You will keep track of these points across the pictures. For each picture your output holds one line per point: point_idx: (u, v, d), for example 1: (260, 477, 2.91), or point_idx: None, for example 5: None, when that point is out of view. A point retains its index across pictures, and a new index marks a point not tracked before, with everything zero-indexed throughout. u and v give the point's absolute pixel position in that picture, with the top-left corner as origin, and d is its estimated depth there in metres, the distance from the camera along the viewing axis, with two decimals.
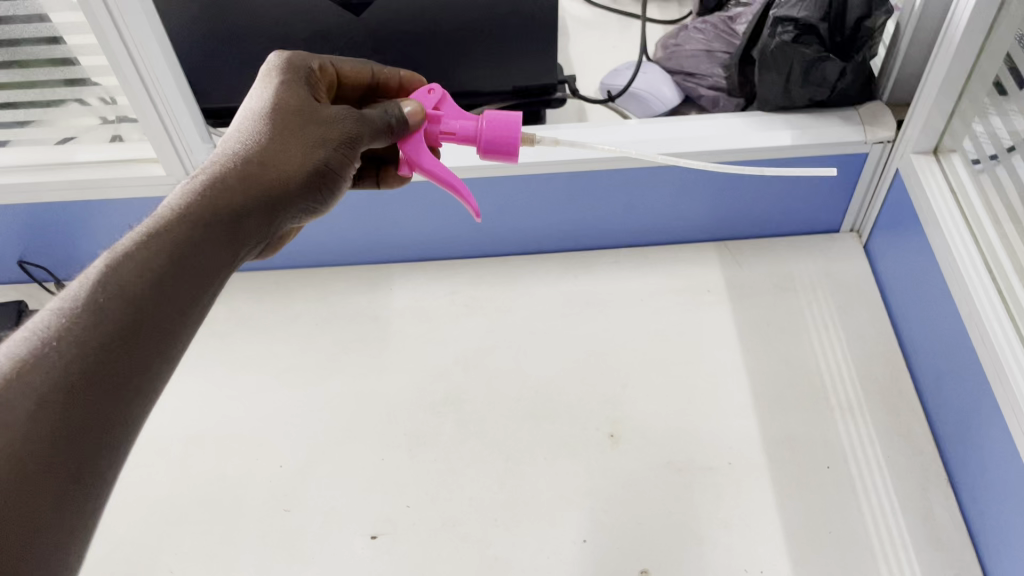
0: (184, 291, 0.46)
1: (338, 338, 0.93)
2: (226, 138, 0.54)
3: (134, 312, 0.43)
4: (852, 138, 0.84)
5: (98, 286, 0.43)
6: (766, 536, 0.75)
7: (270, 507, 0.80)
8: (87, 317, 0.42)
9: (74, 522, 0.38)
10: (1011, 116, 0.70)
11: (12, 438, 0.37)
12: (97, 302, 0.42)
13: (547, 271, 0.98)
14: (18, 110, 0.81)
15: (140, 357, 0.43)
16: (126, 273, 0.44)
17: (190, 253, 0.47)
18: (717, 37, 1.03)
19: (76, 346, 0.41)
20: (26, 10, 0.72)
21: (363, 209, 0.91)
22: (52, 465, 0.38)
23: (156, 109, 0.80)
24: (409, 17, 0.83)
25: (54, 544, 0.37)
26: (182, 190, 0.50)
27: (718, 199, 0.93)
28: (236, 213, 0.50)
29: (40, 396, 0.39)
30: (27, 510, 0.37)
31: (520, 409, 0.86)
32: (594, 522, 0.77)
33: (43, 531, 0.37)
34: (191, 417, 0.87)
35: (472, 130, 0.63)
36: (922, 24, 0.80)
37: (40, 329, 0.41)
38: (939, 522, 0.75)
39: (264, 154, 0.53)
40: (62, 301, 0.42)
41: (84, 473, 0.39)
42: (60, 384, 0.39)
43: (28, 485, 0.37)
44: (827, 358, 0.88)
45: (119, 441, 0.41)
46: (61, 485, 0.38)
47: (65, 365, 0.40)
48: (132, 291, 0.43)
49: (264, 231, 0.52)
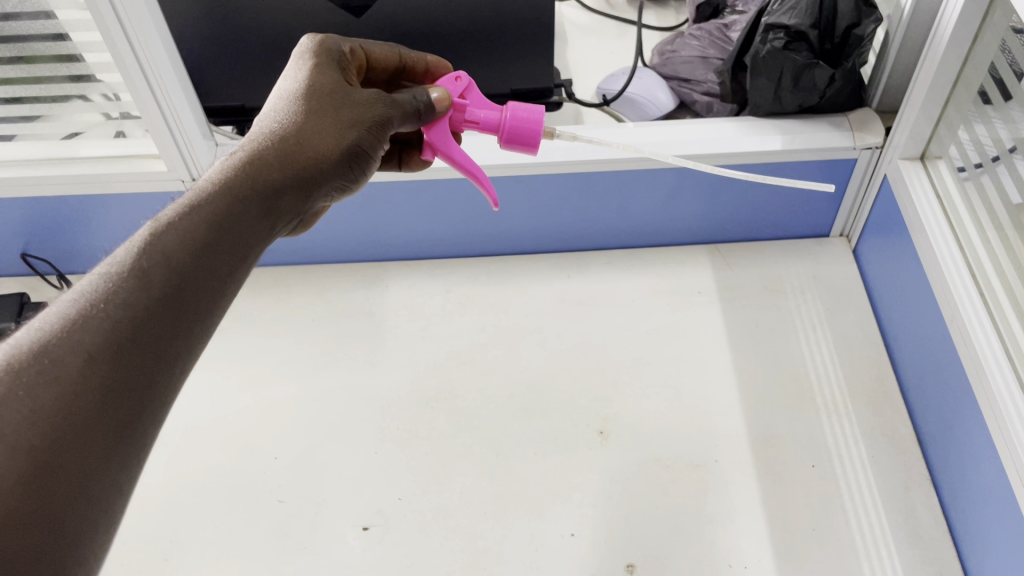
0: (224, 261, 0.47)
1: (334, 334, 0.94)
2: (262, 118, 0.56)
3: (178, 277, 0.45)
4: (842, 143, 0.86)
5: (143, 252, 0.44)
6: (751, 532, 0.76)
7: (264, 497, 0.81)
8: (134, 282, 0.43)
9: (119, 474, 0.40)
10: (994, 125, 0.72)
11: (61, 390, 0.39)
12: (142, 267, 0.44)
13: (541, 271, 1.00)
14: (23, 105, 0.83)
15: (183, 319, 0.44)
16: (170, 243, 0.45)
17: (233, 222, 0.49)
18: (711, 45, 1.05)
19: (122, 308, 0.42)
20: (32, 8, 0.74)
21: (361, 208, 0.93)
22: (100, 419, 0.40)
23: (158, 105, 0.81)
24: (407, 19, 0.85)
25: (101, 493, 0.39)
26: (223, 165, 0.51)
27: (709, 202, 0.94)
28: (274, 188, 0.52)
29: (90, 354, 0.40)
30: (74, 462, 0.38)
31: (511, 406, 0.87)
32: (582, 516, 0.78)
33: (91, 480, 0.39)
34: (188, 409, 0.88)
35: (492, 120, 0.65)
36: (909, 34, 0.82)
37: (87, 293, 0.42)
38: (921, 521, 0.76)
39: (300, 134, 0.55)
40: (109, 267, 0.44)
41: (129, 427, 0.41)
42: (108, 344, 0.41)
43: (78, 435, 0.39)
44: (815, 358, 0.89)
45: (161, 401, 0.43)
46: (107, 437, 0.40)
47: (114, 326, 0.41)
48: (176, 257, 0.45)
49: (298, 207, 0.54)
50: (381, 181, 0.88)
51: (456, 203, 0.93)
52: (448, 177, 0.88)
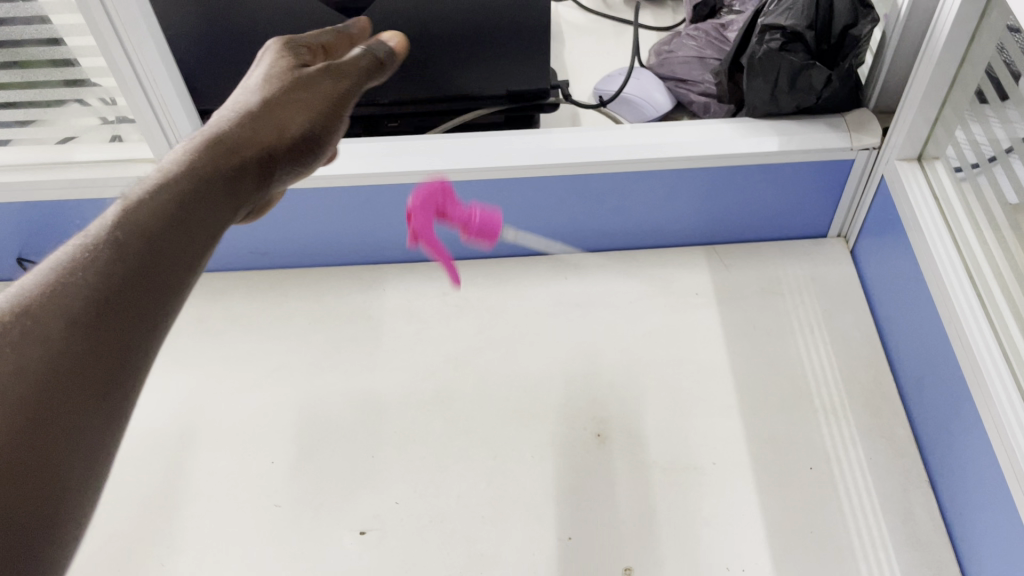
0: (199, 232, 0.47)
1: (331, 337, 0.94)
2: (226, 105, 0.56)
3: (154, 245, 0.44)
4: (839, 145, 0.86)
5: (118, 223, 0.44)
6: (748, 535, 0.76)
7: (261, 502, 0.81)
8: (109, 251, 0.43)
9: (104, 434, 0.39)
10: (991, 125, 0.71)
11: (41, 354, 0.38)
12: (117, 238, 0.44)
13: (538, 273, 1.00)
14: (17, 110, 0.83)
15: (163, 286, 0.44)
16: (143, 215, 0.45)
17: (205, 193, 0.49)
18: (708, 44, 1.05)
19: (99, 276, 0.42)
20: (27, 12, 0.74)
21: (357, 210, 0.93)
22: (81, 382, 0.39)
23: (148, 99, 0.82)
24: (403, 22, 0.85)
25: (87, 453, 0.38)
26: (192, 141, 0.52)
27: (706, 203, 0.94)
28: (244, 164, 0.52)
29: (71, 319, 0.40)
30: (58, 422, 0.38)
31: (509, 408, 0.87)
32: (579, 520, 0.78)
33: (77, 440, 0.38)
34: (185, 413, 0.88)
35: (461, 223, 0.82)
36: (906, 35, 0.81)
37: (63, 263, 0.42)
38: (919, 523, 0.76)
39: (265, 113, 0.55)
40: (84, 240, 0.44)
41: (111, 392, 0.40)
42: (86, 310, 0.41)
43: (61, 396, 0.38)
44: (812, 359, 0.89)
45: (142, 368, 0.42)
46: (90, 401, 0.39)
47: (92, 291, 0.41)
48: (151, 225, 0.45)
49: (268, 184, 0.54)
50: (377, 183, 0.88)
51: (452, 205, 0.92)
52: (444, 180, 0.88)
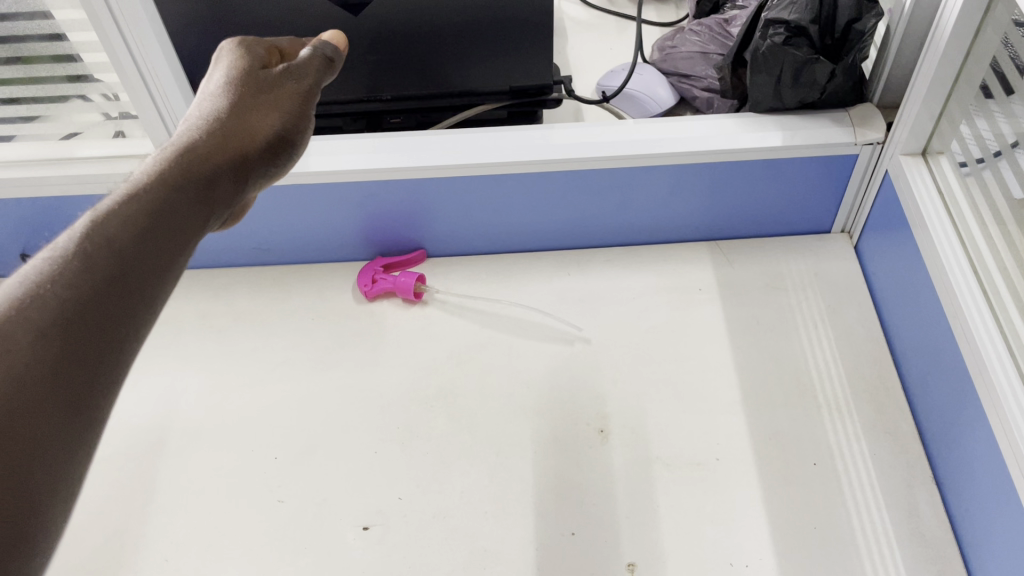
0: (168, 243, 0.46)
1: (334, 333, 0.94)
2: (185, 120, 0.56)
3: (122, 257, 0.43)
4: (843, 139, 0.85)
5: (85, 237, 0.43)
6: (752, 531, 0.76)
7: (264, 497, 0.81)
8: (78, 264, 0.42)
9: (76, 444, 0.38)
10: (996, 119, 0.71)
11: (14, 365, 0.37)
12: (86, 250, 0.43)
13: (541, 270, 1.00)
14: (20, 106, 0.84)
15: (131, 299, 0.43)
16: (112, 226, 0.44)
17: (173, 204, 0.48)
18: (711, 40, 1.04)
19: (68, 288, 0.41)
20: (29, 8, 0.74)
21: (360, 207, 0.93)
22: (54, 393, 0.38)
23: (148, 86, 0.81)
24: (405, 17, 0.85)
25: (58, 462, 0.37)
26: (158, 157, 0.51)
27: (709, 198, 0.94)
28: (209, 177, 0.52)
29: (40, 330, 0.39)
30: (32, 432, 0.36)
31: (512, 404, 0.87)
32: (582, 516, 0.78)
33: (50, 449, 0.37)
34: (188, 409, 0.88)
35: (394, 285, 0.95)
36: (911, 29, 0.81)
37: (33, 275, 0.41)
38: (924, 519, 0.76)
39: (222, 128, 0.55)
40: (52, 252, 0.42)
41: (84, 403, 0.39)
42: (58, 321, 0.39)
43: (35, 407, 0.37)
44: (816, 355, 0.89)
45: (112, 379, 0.41)
46: (63, 412, 0.38)
47: (62, 302, 0.40)
48: (119, 237, 0.44)
49: (232, 196, 0.54)
50: (379, 179, 0.88)
51: (455, 200, 0.92)
52: (447, 176, 0.88)
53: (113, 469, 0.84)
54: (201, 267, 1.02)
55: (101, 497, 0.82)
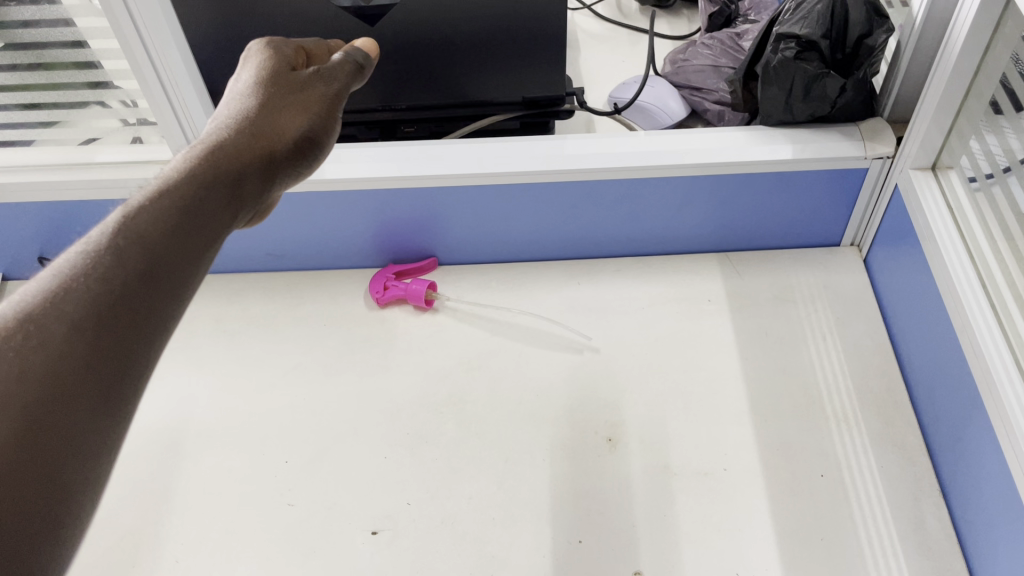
0: (196, 240, 0.47)
1: (346, 340, 0.95)
2: (215, 120, 0.57)
3: (153, 252, 0.45)
4: (852, 153, 0.86)
5: (117, 232, 0.44)
6: (759, 541, 0.76)
7: (274, 500, 0.82)
8: (109, 259, 0.43)
9: (106, 435, 0.40)
10: (1006, 135, 0.72)
11: (48, 356, 0.39)
12: (118, 245, 0.44)
13: (551, 279, 1.00)
14: (41, 111, 0.85)
15: (160, 294, 0.44)
16: (143, 223, 0.45)
17: (202, 202, 0.49)
18: (723, 53, 1.06)
19: (100, 282, 0.42)
20: (52, 15, 0.76)
21: (372, 214, 0.93)
22: (85, 383, 0.39)
23: (168, 99, 0.83)
24: (420, 28, 0.86)
25: (89, 452, 0.38)
26: (188, 156, 0.52)
27: (719, 210, 0.94)
28: (237, 175, 0.53)
29: (73, 323, 0.40)
30: (64, 422, 0.38)
31: (521, 412, 0.87)
32: (589, 524, 0.78)
33: (81, 440, 0.38)
34: (200, 412, 0.89)
35: (405, 292, 0.95)
36: (921, 44, 0.82)
37: (66, 269, 0.42)
38: (930, 531, 0.76)
39: (251, 127, 0.56)
40: (85, 247, 0.44)
41: (113, 393, 0.40)
42: (91, 315, 0.41)
43: (66, 397, 0.38)
44: (824, 367, 0.89)
45: (141, 371, 0.42)
46: (94, 401, 0.39)
47: (94, 296, 0.41)
48: (150, 234, 0.45)
49: (260, 194, 0.55)
50: (393, 187, 0.89)
51: (467, 209, 0.93)
52: (460, 185, 0.89)
53: (126, 469, 0.85)
54: (215, 272, 1.03)
55: (114, 498, 0.82)
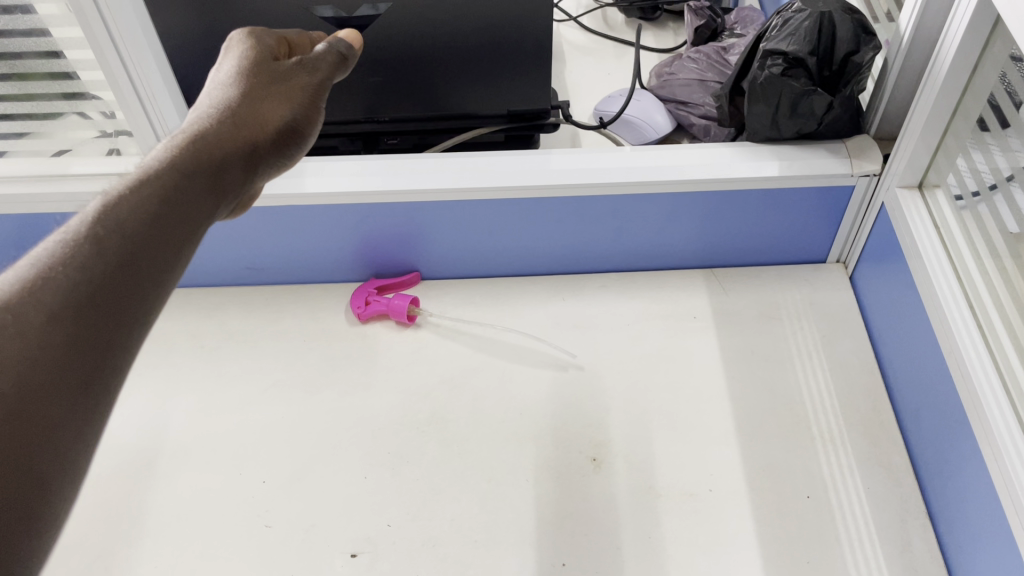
0: (177, 228, 0.46)
1: (326, 356, 0.93)
2: (195, 109, 0.56)
3: (132, 241, 0.43)
4: (839, 170, 0.85)
5: (96, 221, 0.43)
6: (744, 563, 0.75)
7: (251, 522, 0.80)
8: (88, 247, 0.42)
9: (83, 428, 0.38)
10: (992, 153, 0.71)
11: (25, 346, 0.37)
12: (97, 234, 0.42)
13: (536, 294, 0.99)
14: (15, 122, 0.83)
15: (140, 283, 0.43)
16: (123, 213, 0.44)
17: (182, 190, 0.48)
18: (710, 67, 1.06)
19: (79, 271, 0.41)
20: (27, 24, 0.74)
21: (353, 228, 0.92)
22: (63, 375, 0.38)
23: (146, 110, 0.82)
24: (403, 41, 0.85)
25: (65, 444, 0.37)
26: (169, 145, 0.51)
27: (705, 226, 0.94)
28: (218, 164, 0.52)
29: (52, 312, 0.39)
30: (41, 413, 0.36)
31: (504, 430, 0.86)
32: (573, 546, 0.77)
33: (57, 432, 0.36)
34: (176, 431, 0.87)
35: (387, 308, 0.94)
36: (909, 63, 0.81)
37: (43, 258, 0.41)
38: (916, 554, 0.75)
39: (232, 117, 0.55)
40: (64, 235, 0.42)
41: (91, 386, 0.39)
42: (69, 304, 0.39)
43: (43, 388, 0.37)
44: (810, 385, 0.89)
45: (120, 363, 0.41)
46: (71, 393, 0.38)
47: (72, 285, 0.40)
48: (130, 223, 0.44)
49: (241, 184, 0.54)
50: (375, 202, 0.88)
51: (450, 224, 0.92)
52: (443, 199, 0.88)
53: (98, 490, 0.83)
54: (194, 286, 1.01)
55: (87, 520, 0.80)
